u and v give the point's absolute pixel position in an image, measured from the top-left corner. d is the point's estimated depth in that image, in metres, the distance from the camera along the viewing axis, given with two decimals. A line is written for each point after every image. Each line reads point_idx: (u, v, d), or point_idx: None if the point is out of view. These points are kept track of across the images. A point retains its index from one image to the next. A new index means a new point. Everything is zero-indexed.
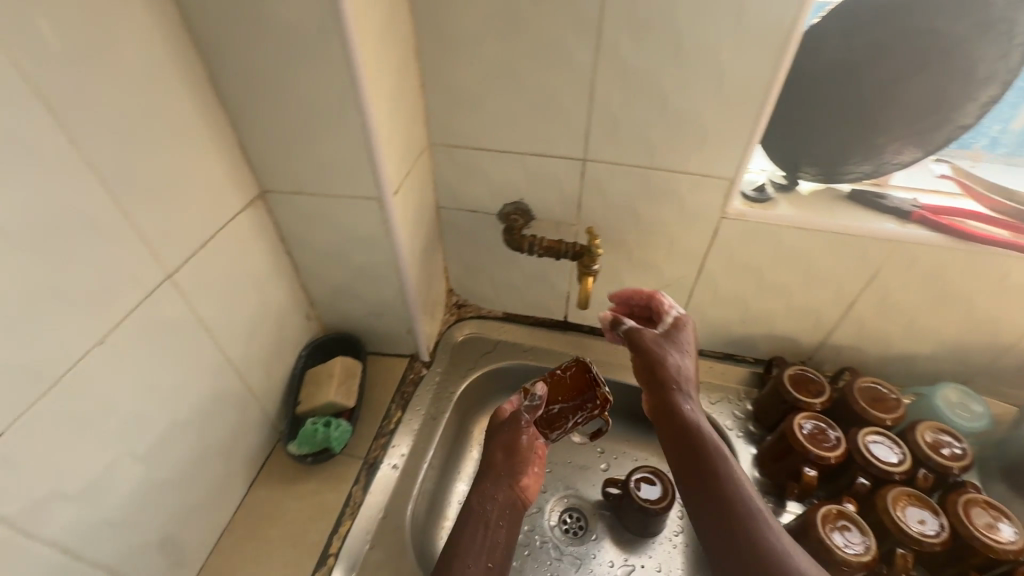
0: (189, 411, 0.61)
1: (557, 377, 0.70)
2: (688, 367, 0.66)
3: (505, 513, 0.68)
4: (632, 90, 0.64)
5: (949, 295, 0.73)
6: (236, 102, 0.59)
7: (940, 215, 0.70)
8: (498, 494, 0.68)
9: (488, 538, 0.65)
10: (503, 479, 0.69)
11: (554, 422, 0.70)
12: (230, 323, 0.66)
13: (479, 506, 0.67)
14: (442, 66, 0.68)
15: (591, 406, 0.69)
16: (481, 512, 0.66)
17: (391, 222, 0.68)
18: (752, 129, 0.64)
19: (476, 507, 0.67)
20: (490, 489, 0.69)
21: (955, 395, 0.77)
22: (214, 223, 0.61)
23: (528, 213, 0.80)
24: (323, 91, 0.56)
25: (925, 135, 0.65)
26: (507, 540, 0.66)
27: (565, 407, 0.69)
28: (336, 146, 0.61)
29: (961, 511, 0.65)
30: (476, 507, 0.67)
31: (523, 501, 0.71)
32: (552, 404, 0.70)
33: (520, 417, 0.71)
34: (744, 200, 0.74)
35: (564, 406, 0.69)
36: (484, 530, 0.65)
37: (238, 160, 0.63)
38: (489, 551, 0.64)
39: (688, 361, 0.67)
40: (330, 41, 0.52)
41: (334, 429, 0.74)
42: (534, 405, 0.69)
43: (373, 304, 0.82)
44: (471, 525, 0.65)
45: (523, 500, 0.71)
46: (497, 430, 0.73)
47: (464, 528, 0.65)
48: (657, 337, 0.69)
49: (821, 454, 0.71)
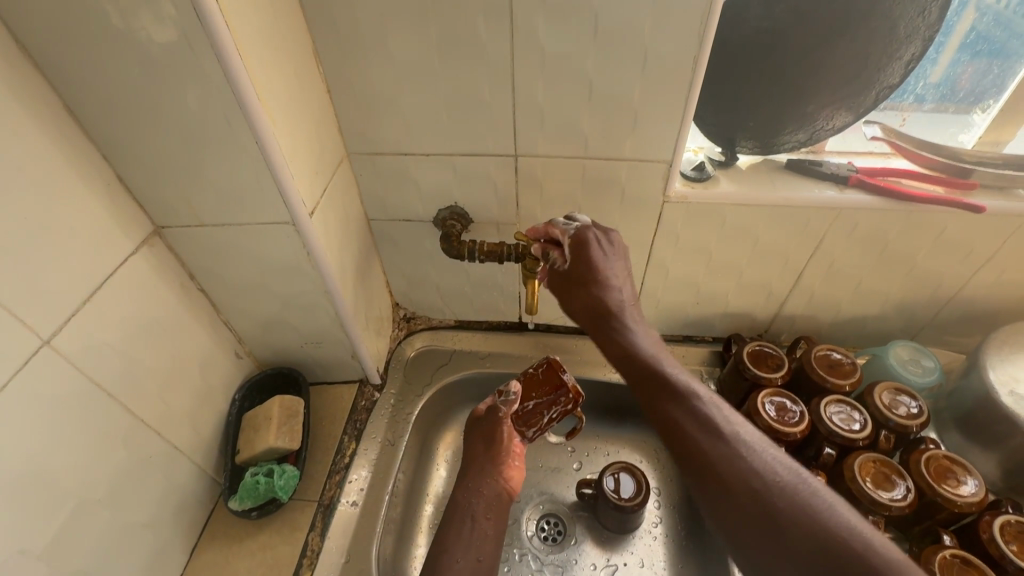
0: (100, 486, 0.54)
1: (529, 375, 0.69)
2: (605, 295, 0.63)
3: (489, 506, 0.63)
4: (555, 79, 0.60)
5: (892, 254, 0.74)
6: (106, 131, 0.52)
7: (876, 178, 0.69)
8: (482, 487, 0.64)
9: (471, 533, 0.61)
10: (488, 468, 0.65)
11: (530, 420, 0.67)
12: (138, 379, 0.58)
13: (460, 502, 0.63)
14: (347, 69, 0.62)
15: (564, 401, 0.66)
16: (462, 506, 0.63)
17: (311, 244, 0.62)
18: (682, 109, 0.61)
19: (456, 504, 0.63)
20: (475, 481, 0.65)
21: (907, 352, 0.78)
22: (100, 271, 0.53)
23: (465, 216, 0.75)
24: (206, 109, 0.50)
25: (853, 100, 0.65)
26: (493, 540, 0.62)
27: (539, 402, 0.66)
28: (232, 167, 0.54)
29: (924, 470, 0.65)
30: (457, 504, 0.63)
31: (509, 493, 0.65)
32: (527, 400, 0.68)
33: (499, 413, 0.68)
34: (684, 181, 0.71)
35: (537, 403, 0.67)
36: (468, 526, 0.61)
37: (121, 198, 0.56)
38: (472, 545, 0.60)
39: (607, 287, 0.63)
40: (200, 52, 0.46)
41: (278, 478, 0.68)
42: (509, 400, 0.68)
43: (308, 333, 0.75)
44: (452, 522, 0.62)
45: (510, 492, 0.65)
46: (472, 428, 0.70)
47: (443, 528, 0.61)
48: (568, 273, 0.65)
49: (786, 430, 0.70)
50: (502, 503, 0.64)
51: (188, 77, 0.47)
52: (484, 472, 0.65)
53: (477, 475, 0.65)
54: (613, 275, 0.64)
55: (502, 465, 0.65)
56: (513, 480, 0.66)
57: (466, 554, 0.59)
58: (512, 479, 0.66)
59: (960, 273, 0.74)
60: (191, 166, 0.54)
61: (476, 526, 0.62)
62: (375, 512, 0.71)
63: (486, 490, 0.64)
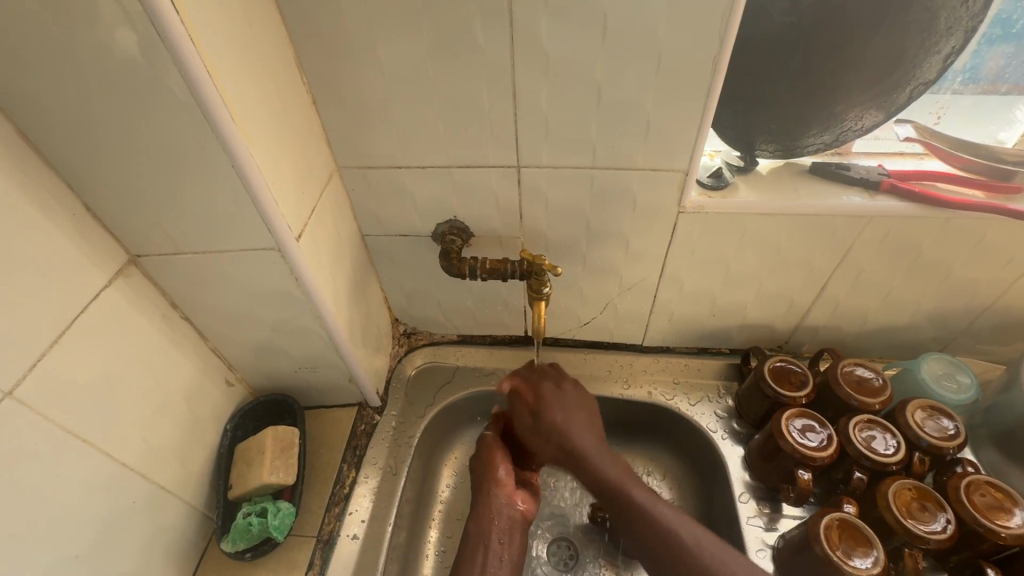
0: (75, 536, 0.51)
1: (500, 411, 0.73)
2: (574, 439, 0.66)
3: (505, 533, 0.64)
4: (559, 84, 0.55)
5: (925, 262, 0.68)
6: (69, 157, 0.47)
7: (908, 181, 0.64)
8: (498, 511, 0.65)
9: (492, 558, 0.63)
10: (498, 491, 0.66)
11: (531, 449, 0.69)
12: (118, 422, 0.55)
13: (476, 532, 0.64)
14: (332, 76, 0.57)
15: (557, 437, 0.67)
16: (480, 534, 0.64)
17: (299, 269, 0.57)
18: (699, 116, 0.56)
19: (475, 531, 0.64)
20: (489, 510, 0.65)
21: (940, 367, 0.73)
22: (69, 310, 0.49)
23: (465, 230, 0.70)
24: (173, 129, 0.45)
25: (887, 97, 0.59)
26: (513, 559, 0.64)
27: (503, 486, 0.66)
28: (207, 191, 0.50)
29: (963, 496, 0.61)
30: (476, 531, 0.64)
31: (523, 515, 0.67)
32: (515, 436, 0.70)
33: (489, 444, 0.70)
34: (699, 189, 0.66)
35: (533, 432, 0.68)
36: (488, 553, 0.63)
37: (90, 230, 0.51)
38: (495, 568, 0.62)
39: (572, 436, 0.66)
40: (160, 67, 0.41)
41: (272, 517, 0.65)
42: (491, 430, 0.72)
43: (303, 358, 0.71)
44: (472, 549, 0.63)
45: (524, 514, 0.67)
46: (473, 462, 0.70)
47: (465, 554, 0.63)
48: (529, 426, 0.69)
49: (809, 454, 0.66)
50: (519, 525, 0.66)
51: (152, 98, 0.43)
52: (497, 499, 0.66)
53: (490, 506, 0.65)
54: (564, 413, 0.68)
55: (511, 491, 0.67)
56: (525, 504, 0.67)
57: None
58: (522, 502, 0.67)
59: (999, 280, 0.69)
60: (163, 192, 0.50)
61: (496, 553, 0.63)
62: (377, 546, 0.68)
63: (501, 515, 0.65)
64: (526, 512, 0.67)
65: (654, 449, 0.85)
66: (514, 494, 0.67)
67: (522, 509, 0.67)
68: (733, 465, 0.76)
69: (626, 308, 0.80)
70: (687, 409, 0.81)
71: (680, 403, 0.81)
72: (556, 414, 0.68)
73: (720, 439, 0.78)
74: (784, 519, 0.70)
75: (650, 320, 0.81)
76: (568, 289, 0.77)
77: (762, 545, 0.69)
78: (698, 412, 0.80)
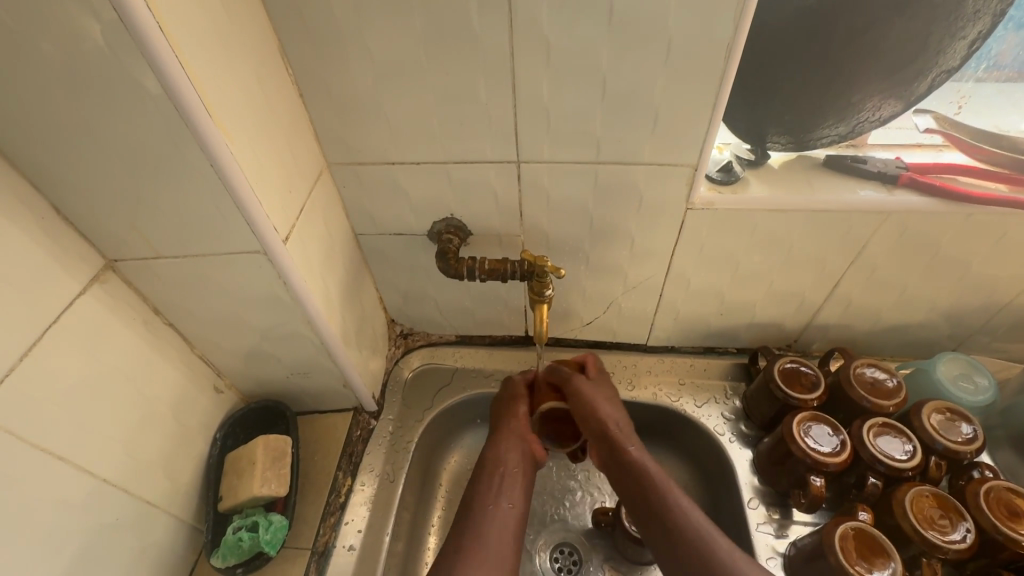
0: (55, 558, 0.49)
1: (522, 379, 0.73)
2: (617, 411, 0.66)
3: (517, 466, 0.63)
4: (561, 74, 0.52)
5: (942, 259, 0.66)
6: (35, 158, 0.44)
7: (927, 175, 0.61)
8: (512, 442, 0.65)
9: (505, 483, 0.61)
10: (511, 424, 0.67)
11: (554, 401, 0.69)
12: (97, 437, 0.52)
13: (492, 457, 0.64)
14: (319, 67, 0.53)
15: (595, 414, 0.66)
16: (495, 461, 0.63)
17: (286, 273, 0.54)
18: (711, 106, 0.53)
19: (490, 458, 0.64)
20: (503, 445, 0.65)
21: (957, 367, 0.71)
22: (40, 321, 0.46)
23: (463, 228, 0.67)
24: (146, 128, 0.42)
25: (907, 87, 0.56)
26: (523, 487, 0.62)
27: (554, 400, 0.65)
28: (185, 192, 0.46)
29: (983, 503, 0.59)
30: (492, 458, 0.64)
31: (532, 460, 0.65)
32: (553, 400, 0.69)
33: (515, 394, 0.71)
34: (708, 184, 0.63)
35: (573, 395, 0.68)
36: (502, 479, 0.61)
37: (63, 235, 0.48)
38: (508, 493, 0.60)
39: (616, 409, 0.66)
40: (127, 60, 0.38)
41: (264, 531, 0.63)
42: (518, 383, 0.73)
43: (294, 364, 0.68)
44: (486, 473, 0.62)
45: (536, 454, 0.66)
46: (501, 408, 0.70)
47: (479, 478, 0.62)
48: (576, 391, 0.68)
49: (822, 460, 0.63)
50: (530, 463, 0.64)
51: (120, 94, 0.40)
52: (512, 433, 0.66)
53: (505, 434, 0.66)
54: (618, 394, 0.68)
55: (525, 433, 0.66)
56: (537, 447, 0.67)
57: (502, 501, 0.59)
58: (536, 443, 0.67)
59: (1019, 277, 0.66)
60: (139, 194, 0.47)
61: (508, 477, 0.62)
62: (374, 557, 0.66)
63: (517, 445, 0.65)
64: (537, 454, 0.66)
65: (659, 452, 0.83)
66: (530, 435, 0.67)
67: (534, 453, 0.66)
68: (742, 469, 0.73)
69: (631, 308, 0.77)
70: (694, 410, 0.78)
71: (686, 404, 0.79)
72: (603, 390, 0.68)
73: (727, 442, 0.76)
74: (794, 525, 0.69)
75: (655, 319, 0.78)
76: (571, 288, 0.75)
77: (772, 554, 0.67)
78: (705, 414, 0.78)
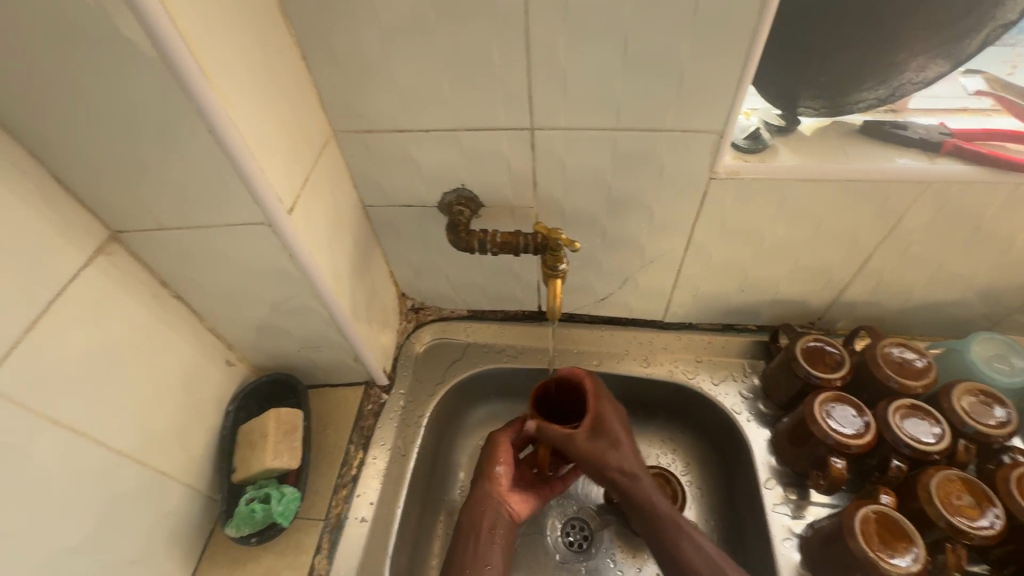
0: (72, 525, 0.50)
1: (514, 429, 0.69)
2: (628, 455, 0.62)
3: (497, 524, 0.64)
4: (578, 34, 0.48)
5: (984, 234, 0.62)
6: (29, 125, 0.42)
7: (973, 142, 0.57)
8: (489, 506, 0.65)
9: (484, 547, 0.63)
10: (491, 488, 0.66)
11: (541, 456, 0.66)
12: (109, 409, 0.52)
13: (471, 520, 0.64)
14: (322, 28, 0.50)
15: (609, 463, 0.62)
16: (472, 523, 0.64)
17: (292, 245, 0.52)
18: (740, 70, 0.49)
19: (468, 522, 0.64)
20: (481, 503, 0.65)
21: (992, 348, 0.68)
22: (44, 293, 0.46)
23: (475, 199, 0.65)
24: (139, 88, 0.40)
25: (957, 43, 0.51)
26: (502, 553, 0.63)
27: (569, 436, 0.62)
28: (184, 160, 0.45)
29: (1014, 489, 0.56)
30: (470, 521, 0.64)
31: (512, 516, 0.66)
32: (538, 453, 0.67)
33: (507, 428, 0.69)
34: (734, 153, 0.59)
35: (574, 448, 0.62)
36: (480, 544, 0.63)
37: (62, 204, 0.47)
38: (488, 557, 0.62)
39: (624, 447, 0.63)
40: (111, 12, 0.35)
41: (277, 503, 0.63)
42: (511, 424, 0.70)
43: (304, 338, 0.67)
44: (465, 540, 0.63)
45: (513, 515, 0.66)
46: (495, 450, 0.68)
47: (458, 549, 0.63)
48: (585, 436, 0.62)
49: (843, 440, 0.61)
50: (508, 526, 0.65)
51: (109, 54, 0.38)
52: (490, 496, 0.65)
53: (483, 499, 0.65)
54: (621, 425, 0.64)
55: (504, 491, 0.66)
56: (515, 506, 0.66)
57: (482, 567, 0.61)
58: (514, 503, 0.66)
59: None
60: (138, 163, 0.45)
61: (487, 542, 0.63)
62: (386, 530, 0.66)
63: (493, 510, 0.65)
64: (515, 513, 0.66)
65: (675, 429, 0.81)
66: (506, 496, 0.66)
67: (513, 510, 0.66)
68: (759, 449, 0.72)
69: (648, 283, 0.74)
70: (711, 388, 0.76)
71: (703, 382, 0.77)
72: (604, 415, 0.63)
73: (745, 422, 0.74)
74: (812, 507, 0.67)
75: (672, 295, 0.76)
76: (585, 262, 0.72)
77: (788, 534, 0.66)
78: (722, 392, 0.76)
